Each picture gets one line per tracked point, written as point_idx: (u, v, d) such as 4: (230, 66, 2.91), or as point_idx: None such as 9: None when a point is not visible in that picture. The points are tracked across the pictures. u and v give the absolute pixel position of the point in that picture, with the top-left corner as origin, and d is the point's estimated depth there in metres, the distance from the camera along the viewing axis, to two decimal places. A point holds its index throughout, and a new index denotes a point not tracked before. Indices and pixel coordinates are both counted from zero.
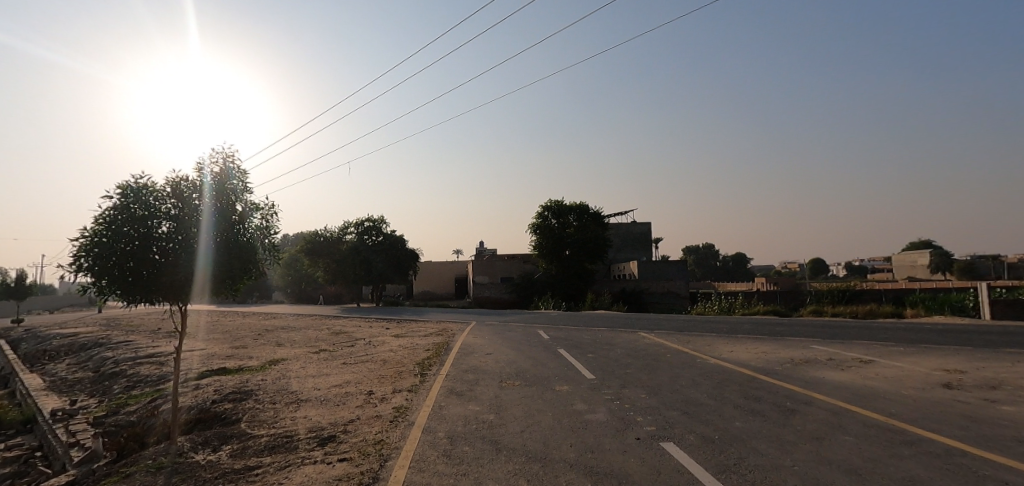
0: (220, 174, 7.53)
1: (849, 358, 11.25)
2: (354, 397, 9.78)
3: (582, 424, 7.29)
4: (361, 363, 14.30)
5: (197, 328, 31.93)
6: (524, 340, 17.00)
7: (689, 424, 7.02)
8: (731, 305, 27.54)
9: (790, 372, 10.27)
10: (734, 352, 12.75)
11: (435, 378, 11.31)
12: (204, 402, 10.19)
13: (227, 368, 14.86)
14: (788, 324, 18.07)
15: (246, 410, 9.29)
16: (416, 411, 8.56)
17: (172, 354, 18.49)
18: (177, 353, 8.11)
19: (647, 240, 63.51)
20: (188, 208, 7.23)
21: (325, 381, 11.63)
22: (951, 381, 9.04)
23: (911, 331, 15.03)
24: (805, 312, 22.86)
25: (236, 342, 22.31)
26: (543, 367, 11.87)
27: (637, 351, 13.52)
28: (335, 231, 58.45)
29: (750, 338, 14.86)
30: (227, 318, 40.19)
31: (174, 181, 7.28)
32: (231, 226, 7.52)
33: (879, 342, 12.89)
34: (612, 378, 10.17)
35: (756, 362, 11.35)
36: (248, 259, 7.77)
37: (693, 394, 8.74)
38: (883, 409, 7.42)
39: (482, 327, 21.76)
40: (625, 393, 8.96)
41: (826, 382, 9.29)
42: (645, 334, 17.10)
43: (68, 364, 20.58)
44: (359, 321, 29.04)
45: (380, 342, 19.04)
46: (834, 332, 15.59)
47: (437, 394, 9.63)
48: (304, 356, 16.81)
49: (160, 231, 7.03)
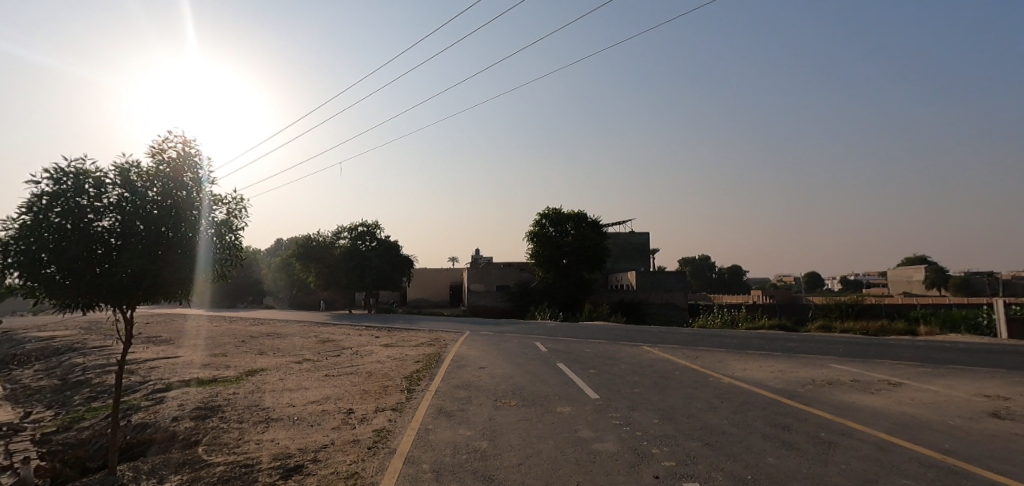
0: (179, 159, 6.62)
1: (877, 378, 10.32)
2: (331, 416, 8.72)
3: (590, 456, 6.31)
4: (345, 375, 13.26)
5: (180, 333, 30.77)
6: (521, 353, 16.00)
7: (713, 458, 6.07)
8: (735, 318, 26.64)
9: (815, 394, 9.33)
10: (748, 370, 11.82)
11: (424, 395, 10.27)
12: (163, 420, 9.12)
13: (201, 379, 13.81)
14: (799, 340, 17.18)
15: (208, 431, 8.23)
16: (397, 436, 7.53)
17: (145, 363, 17.38)
18: (121, 365, 7.08)
19: (645, 250, 62.70)
20: (135, 199, 6.19)
21: (303, 396, 10.58)
22: (999, 410, 8.12)
23: (934, 350, 14.11)
24: (814, 327, 21.96)
25: (216, 350, 21.22)
26: (542, 384, 10.90)
27: (643, 367, 12.55)
28: (329, 236, 57.32)
29: (763, 355, 13.93)
30: (214, 324, 38.98)
31: (121, 167, 6.31)
32: (193, 222, 6.56)
33: (905, 363, 11.95)
34: (618, 398, 9.20)
35: (774, 383, 10.41)
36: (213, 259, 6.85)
37: (712, 419, 7.80)
38: (932, 442, 6.51)
39: (476, 337, 20.77)
40: (635, 417, 7.99)
41: (859, 408, 8.34)
42: (649, 347, 16.17)
43: (34, 371, 19.39)
44: (349, 329, 27.97)
45: (368, 352, 18.00)
46: (850, 349, 14.71)
47: (423, 415, 8.62)
48: (286, 366, 15.76)
49: (101, 226, 6.00)
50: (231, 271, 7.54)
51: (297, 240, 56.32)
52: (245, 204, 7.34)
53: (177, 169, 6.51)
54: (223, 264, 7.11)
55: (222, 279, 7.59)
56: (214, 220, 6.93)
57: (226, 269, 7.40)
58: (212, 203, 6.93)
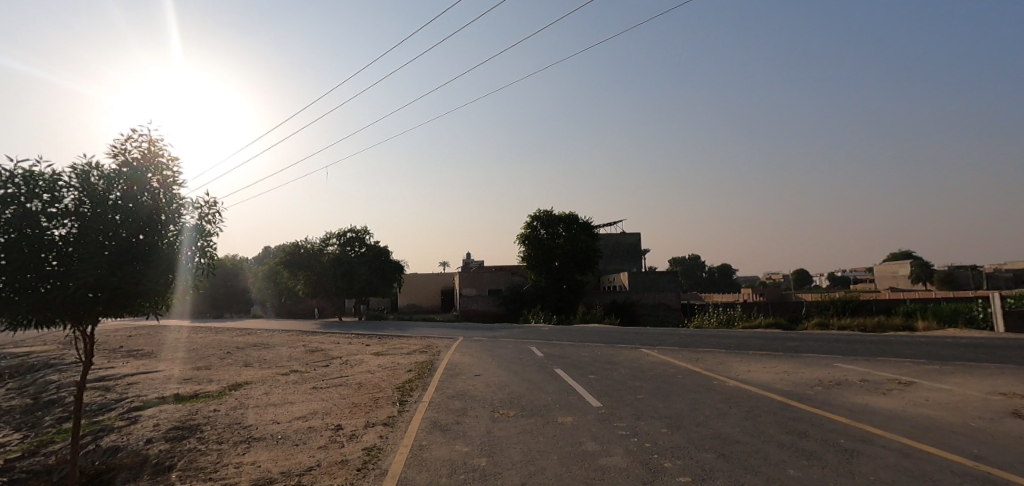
0: (145, 160, 6.14)
1: (887, 378, 9.95)
2: (317, 434, 8.16)
3: (598, 472, 5.83)
4: (334, 387, 12.69)
5: (163, 345, 29.87)
6: (516, 359, 15.50)
7: (733, 472, 5.60)
8: (731, 317, 26.36)
9: (827, 397, 8.94)
10: (752, 372, 11.41)
11: (417, 408, 9.73)
12: (137, 443, 8.51)
13: (181, 395, 13.12)
14: (799, 338, 16.86)
15: (184, 455, 7.63)
16: (389, 455, 7.00)
17: (123, 379, 16.65)
18: (82, 374, 6.63)
19: (636, 251, 62.55)
20: (94, 202, 5.67)
21: (288, 412, 9.98)
22: (1018, 409, 7.78)
23: (937, 346, 13.84)
24: (811, 325, 21.73)
25: (200, 362, 20.51)
26: (541, 392, 10.42)
27: (643, 371, 12.13)
28: (317, 242, 55.85)
29: (766, 355, 13.54)
30: (199, 335, 37.99)
31: (79, 168, 5.80)
32: (160, 227, 6.05)
33: (912, 360, 11.64)
34: (622, 406, 8.75)
35: (782, 385, 9.99)
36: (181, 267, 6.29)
37: (723, 427, 7.35)
38: (959, 447, 6.12)
39: (469, 343, 20.25)
40: (642, 426, 7.54)
41: (874, 410, 7.96)
42: (647, 350, 15.75)
43: (7, 390, 18.56)
44: (338, 337, 27.32)
45: (358, 361, 17.38)
46: (852, 348, 14.38)
47: (417, 430, 8.09)
48: (272, 378, 15.11)
49: (56, 234, 5.50)
50: (203, 280, 7.00)
51: (284, 247, 55.31)
52: (218, 208, 6.82)
53: (140, 169, 6.01)
54: (193, 274, 6.55)
55: (195, 290, 7.06)
56: (182, 224, 6.40)
57: (197, 279, 6.87)
58: (182, 207, 6.41)
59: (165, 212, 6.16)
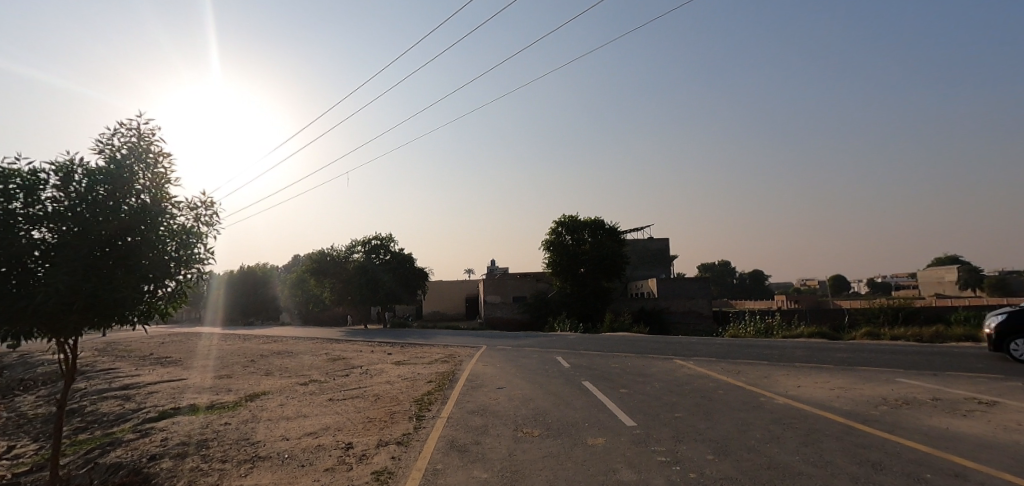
0: (132, 156, 5.62)
1: (962, 397, 8.81)
2: (326, 454, 7.53)
3: None
4: (350, 399, 12.12)
5: (190, 353, 30.10)
6: (542, 370, 14.70)
7: None
8: (769, 326, 24.96)
9: (896, 419, 7.87)
10: (802, 388, 10.36)
11: (434, 424, 9.02)
12: (140, 459, 8.02)
13: (196, 405, 12.75)
14: (847, 349, 15.60)
15: (184, 474, 7.08)
16: (401, 480, 6.29)
17: (144, 387, 16.49)
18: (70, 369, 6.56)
19: (664, 257, 61.03)
20: (76, 203, 5.22)
21: (299, 427, 9.40)
22: None
23: (1010, 359, 12.48)
24: (858, 335, 20.27)
25: (222, 371, 20.35)
26: (568, 407, 9.61)
27: (680, 385, 11.20)
28: (342, 250, 56.39)
29: (814, 368, 12.42)
30: (227, 342, 38.35)
31: (63, 167, 5.34)
32: (146, 230, 5.52)
33: (987, 376, 10.39)
34: (659, 426, 7.88)
35: (840, 404, 8.94)
36: (168, 273, 5.76)
37: (778, 454, 6.42)
38: None
39: (493, 352, 19.54)
40: (684, 451, 6.67)
41: (955, 436, 6.89)
42: (681, 361, 14.75)
43: (35, 398, 18.69)
44: (361, 345, 27.00)
45: (378, 371, 16.85)
46: (910, 360, 13.15)
47: (432, 450, 7.37)
48: (290, 388, 14.70)
49: (34, 237, 5.06)
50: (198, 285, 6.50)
51: (310, 255, 55.76)
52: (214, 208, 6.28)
53: (126, 165, 5.50)
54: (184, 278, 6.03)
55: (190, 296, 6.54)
56: (173, 226, 5.87)
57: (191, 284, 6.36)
58: (172, 206, 5.89)
59: (153, 214, 5.64)
